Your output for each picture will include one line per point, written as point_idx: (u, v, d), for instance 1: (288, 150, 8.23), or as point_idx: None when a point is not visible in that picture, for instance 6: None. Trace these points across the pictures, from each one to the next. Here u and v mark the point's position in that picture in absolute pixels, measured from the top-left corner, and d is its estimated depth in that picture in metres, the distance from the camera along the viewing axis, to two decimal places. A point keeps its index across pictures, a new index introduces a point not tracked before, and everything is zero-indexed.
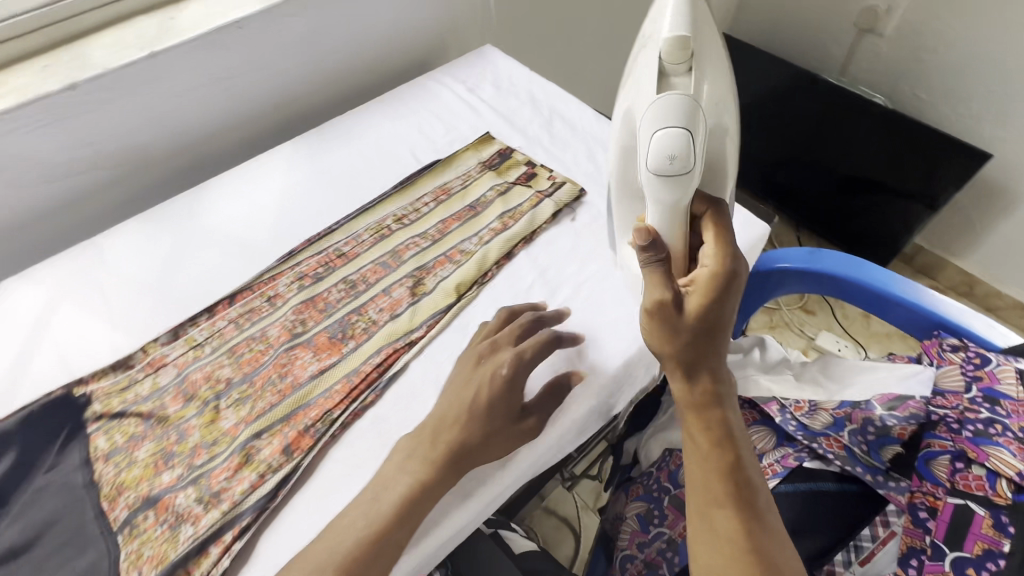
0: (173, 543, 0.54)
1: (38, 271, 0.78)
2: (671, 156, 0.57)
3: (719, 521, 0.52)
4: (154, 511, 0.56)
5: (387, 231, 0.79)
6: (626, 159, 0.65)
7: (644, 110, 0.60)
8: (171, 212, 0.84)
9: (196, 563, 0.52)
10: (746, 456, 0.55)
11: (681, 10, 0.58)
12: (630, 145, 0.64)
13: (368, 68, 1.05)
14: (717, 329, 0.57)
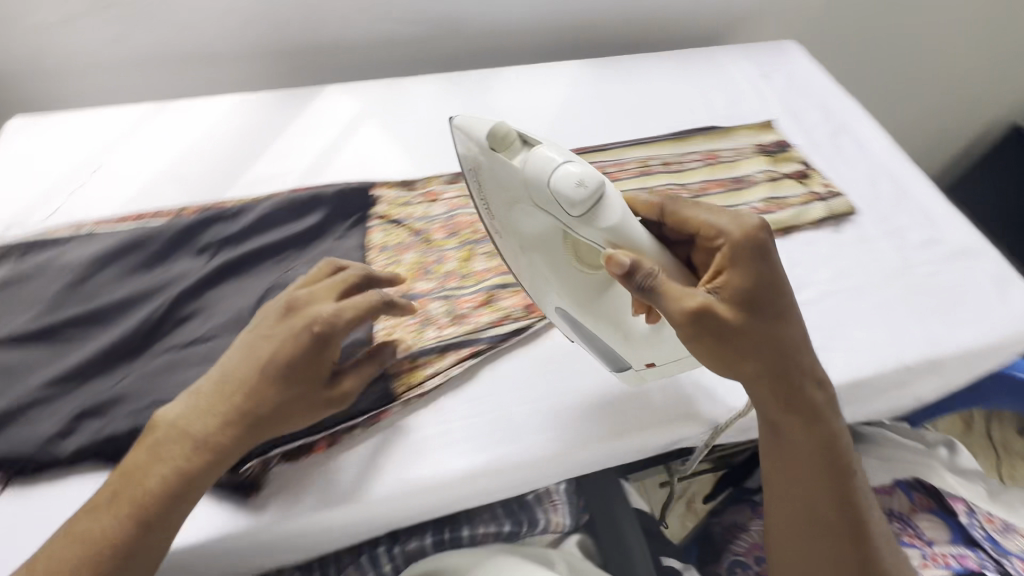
0: (421, 335, 0.62)
1: (356, 88, 0.91)
2: (570, 192, 0.49)
3: (817, 545, 0.53)
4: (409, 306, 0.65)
5: (651, 170, 0.82)
6: (491, 192, 0.55)
7: (516, 189, 0.52)
8: (468, 81, 0.93)
9: (435, 359, 0.60)
10: (846, 483, 0.54)
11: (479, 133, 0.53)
12: (495, 189, 0.54)
13: (668, 21, 1.06)
14: (788, 313, 0.53)
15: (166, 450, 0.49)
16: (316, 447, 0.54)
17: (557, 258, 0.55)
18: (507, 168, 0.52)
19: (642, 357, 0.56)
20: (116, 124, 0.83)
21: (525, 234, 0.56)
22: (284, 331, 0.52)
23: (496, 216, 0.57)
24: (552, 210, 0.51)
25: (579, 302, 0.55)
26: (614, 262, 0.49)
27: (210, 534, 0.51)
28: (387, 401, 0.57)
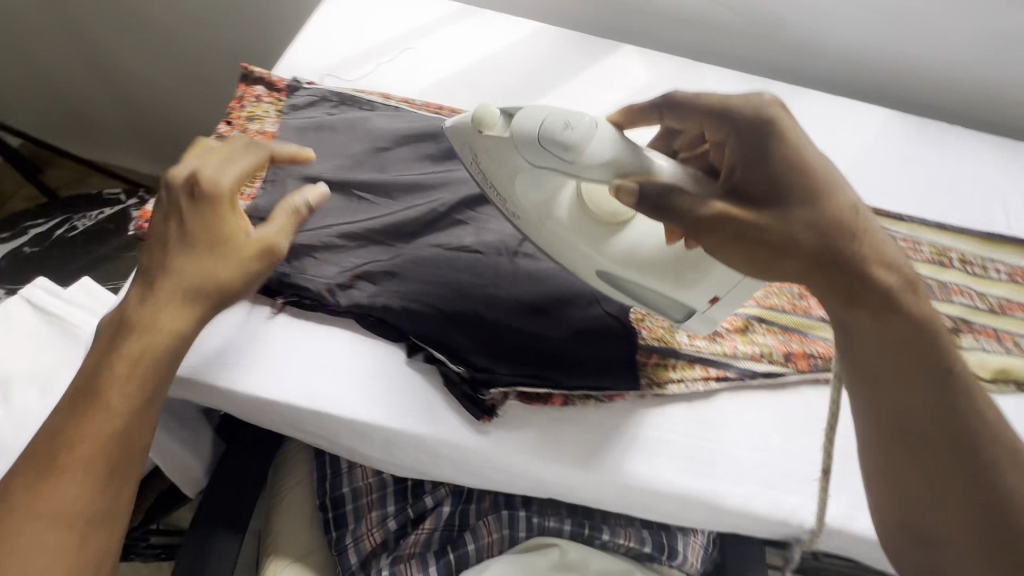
0: (673, 336, 0.59)
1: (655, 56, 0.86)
2: (575, 142, 0.48)
3: (946, 543, 0.44)
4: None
5: (948, 262, 0.72)
6: (489, 163, 0.54)
7: (550, 165, 0.50)
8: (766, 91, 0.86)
9: (683, 366, 0.57)
10: (944, 414, 0.44)
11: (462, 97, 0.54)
12: (490, 170, 0.54)
13: (1009, 102, 0.90)
14: (812, 208, 0.44)
15: (122, 330, 0.47)
16: (551, 399, 0.54)
17: (555, 210, 0.53)
18: (502, 141, 0.52)
19: (699, 299, 0.51)
20: (430, 12, 0.85)
21: (534, 208, 0.54)
22: (233, 155, 0.53)
23: (492, 179, 0.55)
24: (546, 163, 0.50)
25: (632, 267, 0.52)
26: (621, 189, 0.46)
27: (430, 433, 0.52)
28: (630, 385, 0.55)
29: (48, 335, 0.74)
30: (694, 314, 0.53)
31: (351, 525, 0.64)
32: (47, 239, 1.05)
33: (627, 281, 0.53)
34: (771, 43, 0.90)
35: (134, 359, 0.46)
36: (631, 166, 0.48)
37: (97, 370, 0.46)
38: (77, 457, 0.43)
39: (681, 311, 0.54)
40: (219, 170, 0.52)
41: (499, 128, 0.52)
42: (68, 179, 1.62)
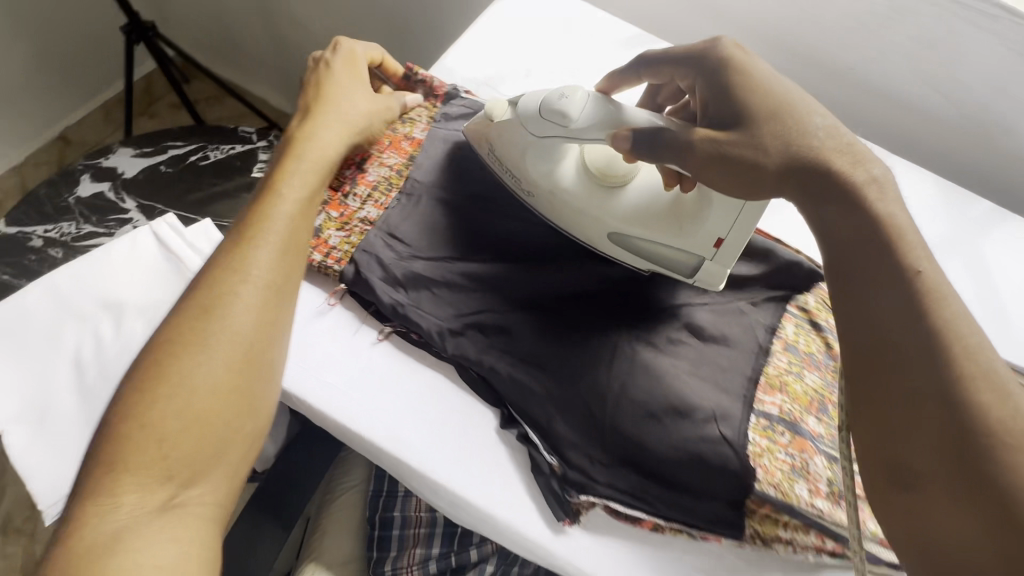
0: (794, 489, 0.50)
1: None
2: (566, 110, 0.54)
3: (929, 479, 0.37)
4: (791, 439, 0.52)
5: None
6: (501, 147, 0.59)
7: (546, 132, 0.56)
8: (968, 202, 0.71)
9: (795, 526, 0.50)
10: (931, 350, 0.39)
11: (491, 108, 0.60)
12: (505, 155, 0.59)
13: None
14: (777, 121, 0.46)
15: (235, 243, 0.48)
16: (641, 521, 0.50)
17: (566, 188, 0.57)
18: (510, 123, 0.58)
19: (706, 242, 0.55)
20: (604, 34, 0.78)
21: (543, 182, 0.58)
22: (350, 126, 0.59)
23: (509, 163, 0.59)
24: (548, 132, 0.56)
25: (637, 223, 0.56)
26: (618, 137, 0.51)
27: (503, 515, 0.48)
28: (732, 533, 0.49)
29: (163, 273, 0.76)
30: (702, 265, 0.57)
31: (393, 553, 0.63)
32: (181, 162, 1.11)
33: (640, 244, 0.57)
34: (986, 149, 0.76)
35: (250, 273, 0.47)
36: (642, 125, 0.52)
37: (212, 279, 0.47)
38: (195, 363, 0.43)
39: (692, 263, 0.57)
40: (336, 130, 0.58)
41: (525, 128, 0.57)
42: (209, 96, 1.72)
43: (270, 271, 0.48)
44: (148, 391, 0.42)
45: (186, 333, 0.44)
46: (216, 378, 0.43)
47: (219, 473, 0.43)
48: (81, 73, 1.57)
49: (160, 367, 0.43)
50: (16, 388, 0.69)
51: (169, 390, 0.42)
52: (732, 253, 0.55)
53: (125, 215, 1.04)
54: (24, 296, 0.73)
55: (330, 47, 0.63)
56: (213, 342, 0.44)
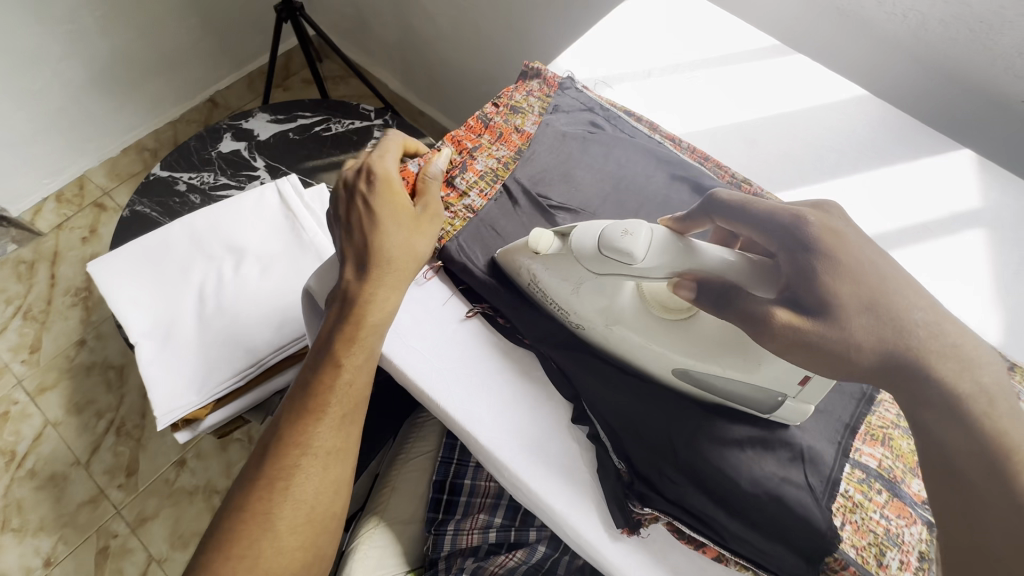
0: (879, 556, 0.45)
1: (997, 179, 0.66)
2: (631, 249, 0.45)
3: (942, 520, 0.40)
4: (889, 500, 0.46)
5: None
6: (544, 275, 0.51)
7: (598, 266, 0.47)
8: None
9: None
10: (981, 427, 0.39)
11: (557, 256, 0.49)
12: (553, 286, 0.51)
13: None
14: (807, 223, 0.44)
15: (322, 385, 0.54)
16: (705, 548, 0.47)
17: (626, 318, 0.49)
18: (556, 254, 0.49)
19: (789, 380, 0.44)
20: (730, 44, 0.75)
21: (597, 317, 0.50)
22: (420, 220, 0.56)
23: (557, 297, 0.51)
24: (606, 268, 0.47)
25: (709, 358, 0.46)
26: (680, 286, 0.46)
27: (559, 499, 0.49)
28: None
29: (280, 226, 0.85)
30: (782, 404, 0.46)
31: (457, 517, 0.66)
32: (308, 131, 1.21)
33: (710, 380, 0.47)
34: None
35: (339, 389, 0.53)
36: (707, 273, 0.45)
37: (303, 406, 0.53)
38: (320, 419, 0.53)
39: (768, 401, 0.46)
40: (393, 234, 0.55)
41: (560, 245, 0.49)
42: (337, 74, 1.87)
43: (355, 388, 0.54)
44: (256, 507, 0.50)
45: (281, 466, 0.51)
46: (310, 485, 0.51)
47: (327, 519, 0.52)
48: (234, 45, 1.77)
49: (258, 501, 0.50)
50: (151, 308, 0.79)
51: (264, 519, 0.50)
52: (821, 392, 0.44)
53: (254, 172, 1.17)
54: (168, 231, 0.85)
55: (364, 175, 0.58)
56: (303, 459, 0.52)
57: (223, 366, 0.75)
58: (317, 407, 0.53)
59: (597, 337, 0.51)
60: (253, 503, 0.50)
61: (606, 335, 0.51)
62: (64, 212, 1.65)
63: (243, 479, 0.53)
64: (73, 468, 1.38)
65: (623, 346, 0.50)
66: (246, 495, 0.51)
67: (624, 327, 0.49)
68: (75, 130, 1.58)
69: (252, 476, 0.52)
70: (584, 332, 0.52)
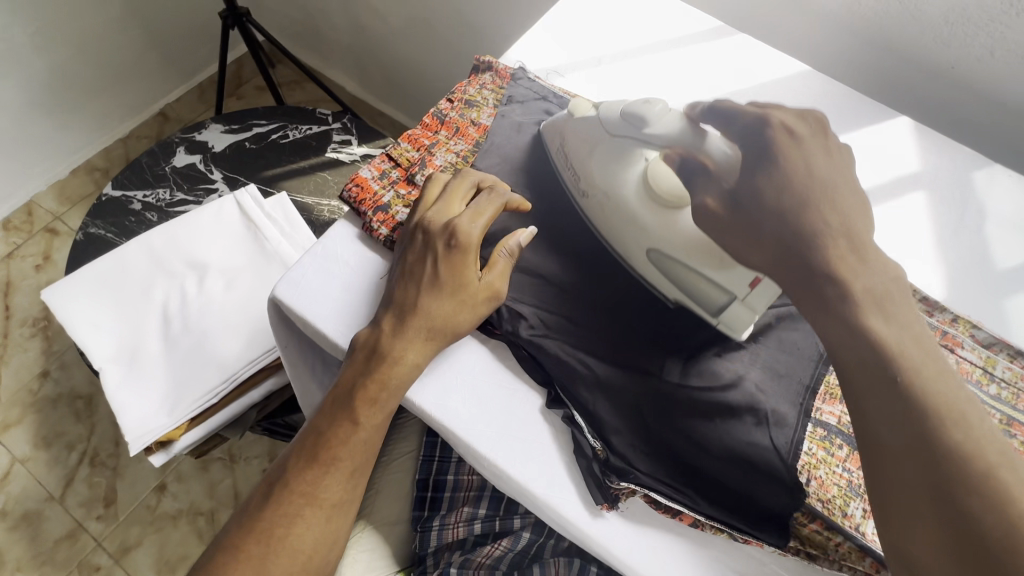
0: (844, 507, 0.47)
1: (933, 143, 0.70)
2: (644, 112, 0.55)
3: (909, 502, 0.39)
4: (849, 453, 0.49)
5: None
6: (574, 144, 0.59)
7: (616, 125, 0.57)
8: None
9: (831, 531, 0.47)
10: (937, 424, 0.39)
11: (591, 119, 0.59)
12: (575, 147, 0.59)
13: None
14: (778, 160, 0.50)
15: (334, 431, 0.51)
16: (681, 515, 0.49)
17: (625, 193, 0.55)
18: (590, 120, 0.59)
19: (739, 279, 0.49)
20: (676, 27, 0.76)
21: (601, 183, 0.56)
22: (471, 298, 0.52)
23: (574, 162, 0.58)
24: (623, 131, 0.56)
25: (679, 246, 0.51)
26: (669, 157, 0.54)
27: (537, 482, 0.49)
28: (776, 541, 0.48)
29: (242, 239, 0.84)
30: (730, 305, 0.50)
31: (442, 512, 0.67)
32: (264, 140, 1.19)
33: (680, 272, 0.51)
34: None
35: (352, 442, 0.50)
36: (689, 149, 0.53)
37: (313, 449, 0.51)
38: (328, 471, 0.50)
39: (721, 300, 0.50)
40: (437, 300, 0.51)
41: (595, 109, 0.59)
42: (291, 80, 1.83)
43: (369, 442, 0.51)
44: (251, 547, 0.49)
45: (282, 508, 0.50)
46: (307, 534, 0.49)
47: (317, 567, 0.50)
48: (181, 55, 1.71)
49: (254, 539, 0.49)
50: (113, 332, 0.77)
51: (260, 556, 0.49)
52: (764, 298, 0.49)
53: (212, 186, 1.14)
54: (125, 251, 0.82)
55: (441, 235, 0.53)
56: (307, 506, 0.50)
57: (194, 385, 0.73)
58: (327, 456, 0.50)
59: (586, 203, 0.57)
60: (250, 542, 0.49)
61: (601, 202, 0.56)
62: (13, 241, 1.58)
63: (243, 516, 0.51)
64: (47, 503, 1.33)
65: (608, 220, 0.56)
66: (244, 530, 0.50)
67: (620, 192, 0.55)
68: (18, 155, 1.51)
69: (255, 518, 0.50)
70: (586, 202, 0.57)
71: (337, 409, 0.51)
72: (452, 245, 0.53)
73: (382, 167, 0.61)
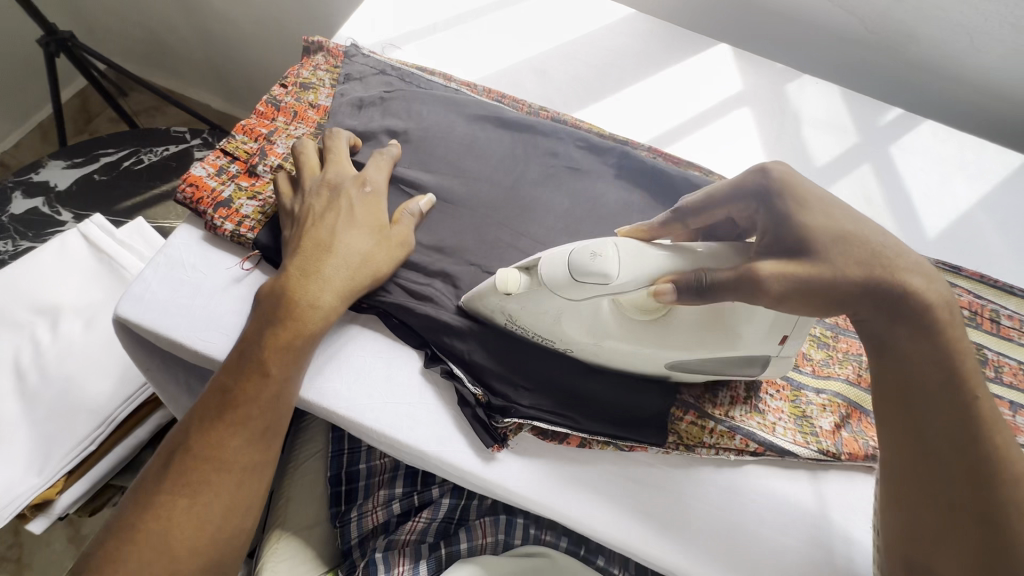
0: (713, 397, 0.53)
1: (752, 64, 0.76)
2: (604, 269, 0.42)
3: (941, 537, 0.40)
4: None
5: None
6: (529, 318, 0.49)
7: (585, 289, 0.43)
8: (863, 114, 0.75)
9: (702, 421, 0.52)
10: (987, 468, 0.39)
11: (547, 300, 0.46)
12: (536, 326, 0.49)
13: None
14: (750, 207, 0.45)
15: (239, 384, 0.47)
16: (568, 439, 0.51)
17: (605, 326, 0.48)
18: (527, 293, 0.46)
19: (758, 335, 0.46)
20: None
21: (587, 336, 0.48)
22: (386, 240, 0.53)
23: (538, 328, 0.49)
24: (584, 292, 0.44)
25: (694, 345, 0.47)
26: (660, 291, 0.43)
27: (428, 441, 0.50)
28: (656, 440, 0.51)
29: (98, 273, 0.77)
30: (767, 361, 0.49)
31: (360, 501, 0.66)
32: (115, 169, 1.09)
33: (705, 365, 0.49)
34: (892, 58, 0.77)
35: (264, 395, 0.47)
36: (687, 273, 0.42)
37: (219, 408, 0.47)
38: (236, 428, 0.46)
39: (752, 369, 0.50)
40: (355, 234, 0.52)
41: (530, 279, 0.46)
42: (147, 106, 1.69)
43: (287, 393, 0.48)
44: (151, 513, 0.44)
45: (187, 474, 0.45)
46: (218, 495, 0.45)
47: (235, 532, 0.46)
48: (7, 96, 1.53)
49: (156, 506, 0.44)
50: None
51: (161, 523, 0.43)
52: (798, 343, 0.47)
53: (63, 228, 1.03)
54: None
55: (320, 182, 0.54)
56: (213, 467, 0.45)
57: (66, 438, 0.67)
58: (238, 411, 0.46)
59: (580, 352, 0.50)
60: (150, 509, 0.44)
61: (587, 351, 0.50)
62: None
63: (138, 493, 0.46)
64: None
65: (590, 351, 0.50)
66: (142, 500, 0.45)
67: (607, 335, 0.48)
68: None
69: (151, 494, 0.45)
70: (577, 351, 0.50)
71: (241, 358, 0.48)
72: (366, 190, 0.55)
73: (218, 163, 0.58)
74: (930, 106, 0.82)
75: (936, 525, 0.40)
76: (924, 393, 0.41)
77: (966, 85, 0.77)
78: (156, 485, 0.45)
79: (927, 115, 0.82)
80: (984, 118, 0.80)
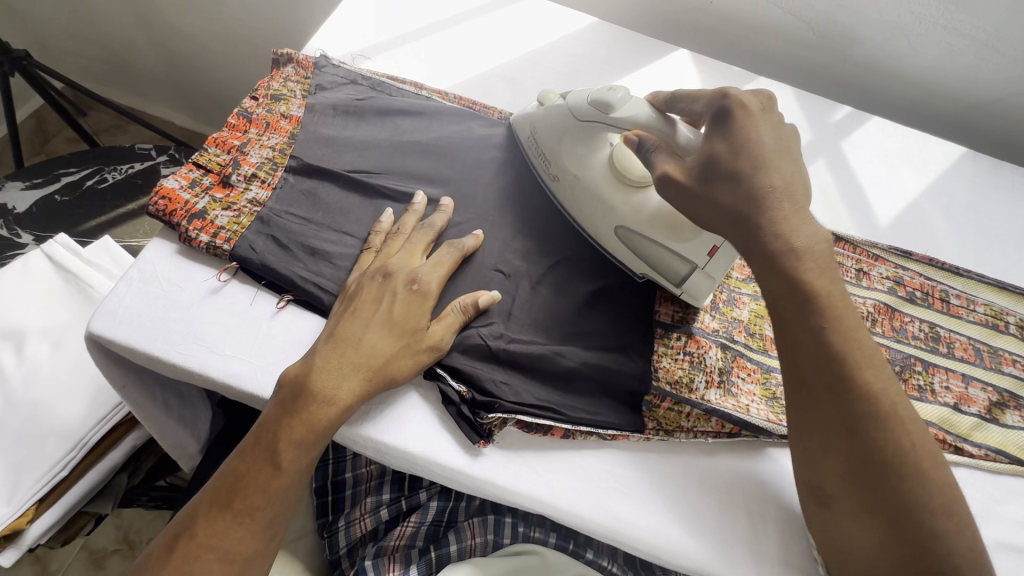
0: (690, 383, 0.54)
1: (709, 67, 0.80)
2: (608, 100, 0.53)
3: (838, 487, 0.44)
4: (686, 340, 0.57)
5: (1001, 326, 0.66)
6: (542, 131, 0.60)
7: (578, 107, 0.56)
8: (814, 112, 0.79)
9: (680, 404, 0.54)
10: (868, 419, 0.43)
11: (562, 121, 0.58)
12: (545, 142, 0.60)
13: None
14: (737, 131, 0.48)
15: (252, 472, 0.47)
16: (552, 431, 0.52)
17: (592, 174, 0.57)
18: (557, 110, 0.59)
19: (698, 250, 0.52)
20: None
21: (572, 168, 0.58)
22: (413, 343, 0.50)
23: (544, 148, 0.60)
24: (589, 118, 0.55)
25: (643, 221, 0.54)
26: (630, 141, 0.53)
27: (418, 449, 0.51)
28: (634, 427, 0.53)
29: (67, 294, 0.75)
30: (691, 275, 0.54)
31: (347, 511, 0.66)
32: (78, 189, 1.06)
33: (645, 245, 0.55)
34: (838, 59, 0.82)
35: (277, 486, 0.47)
36: (655, 134, 0.52)
37: (230, 494, 0.46)
38: (243, 518, 0.46)
39: (682, 271, 0.55)
40: (380, 331, 0.50)
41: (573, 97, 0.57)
42: (109, 125, 1.65)
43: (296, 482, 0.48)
44: None
45: (190, 560, 0.45)
46: None
47: None
48: None
49: None
50: None
51: None
52: (724, 265, 0.53)
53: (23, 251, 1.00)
54: None
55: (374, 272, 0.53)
56: (216, 555, 0.45)
57: (34, 466, 0.64)
58: (248, 500, 0.46)
59: (556, 181, 0.60)
60: None
61: (567, 182, 0.59)
62: None
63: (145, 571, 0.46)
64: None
65: (564, 187, 0.59)
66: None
67: (585, 178, 0.57)
68: None
69: (157, 573, 0.45)
70: (552, 179, 0.60)
71: (258, 444, 0.47)
72: (411, 288, 0.52)
73: (191, 176, 0.58)
74: (874, 102, 0.87)
75: (831, 473, 0.44)
76: (811, 359, 0.45)
77: (905, 81, 0.82)
78: (159, 563, 0.45)
79: (871, 111, 0.88)
80: (924, 112, 0.86)
